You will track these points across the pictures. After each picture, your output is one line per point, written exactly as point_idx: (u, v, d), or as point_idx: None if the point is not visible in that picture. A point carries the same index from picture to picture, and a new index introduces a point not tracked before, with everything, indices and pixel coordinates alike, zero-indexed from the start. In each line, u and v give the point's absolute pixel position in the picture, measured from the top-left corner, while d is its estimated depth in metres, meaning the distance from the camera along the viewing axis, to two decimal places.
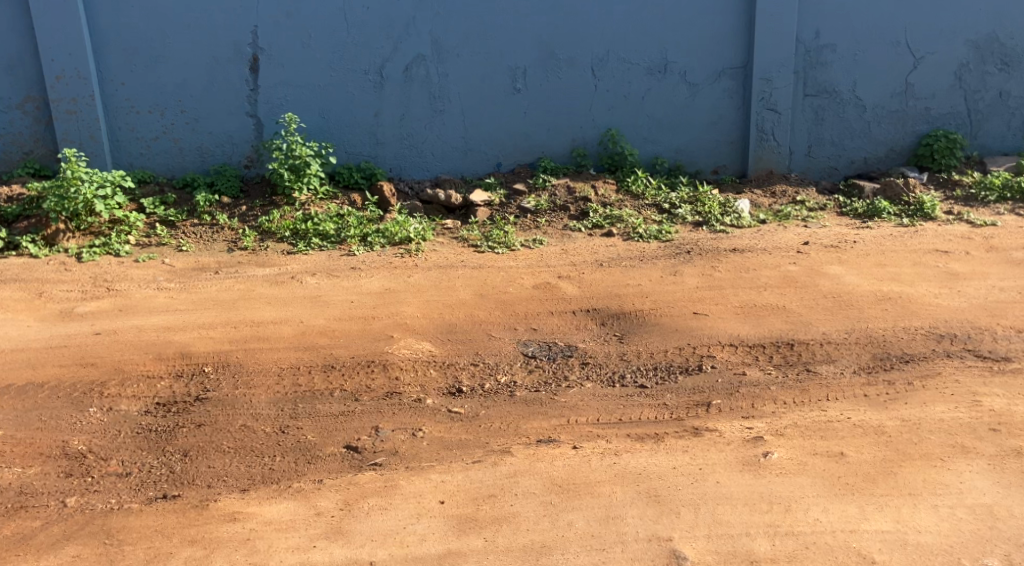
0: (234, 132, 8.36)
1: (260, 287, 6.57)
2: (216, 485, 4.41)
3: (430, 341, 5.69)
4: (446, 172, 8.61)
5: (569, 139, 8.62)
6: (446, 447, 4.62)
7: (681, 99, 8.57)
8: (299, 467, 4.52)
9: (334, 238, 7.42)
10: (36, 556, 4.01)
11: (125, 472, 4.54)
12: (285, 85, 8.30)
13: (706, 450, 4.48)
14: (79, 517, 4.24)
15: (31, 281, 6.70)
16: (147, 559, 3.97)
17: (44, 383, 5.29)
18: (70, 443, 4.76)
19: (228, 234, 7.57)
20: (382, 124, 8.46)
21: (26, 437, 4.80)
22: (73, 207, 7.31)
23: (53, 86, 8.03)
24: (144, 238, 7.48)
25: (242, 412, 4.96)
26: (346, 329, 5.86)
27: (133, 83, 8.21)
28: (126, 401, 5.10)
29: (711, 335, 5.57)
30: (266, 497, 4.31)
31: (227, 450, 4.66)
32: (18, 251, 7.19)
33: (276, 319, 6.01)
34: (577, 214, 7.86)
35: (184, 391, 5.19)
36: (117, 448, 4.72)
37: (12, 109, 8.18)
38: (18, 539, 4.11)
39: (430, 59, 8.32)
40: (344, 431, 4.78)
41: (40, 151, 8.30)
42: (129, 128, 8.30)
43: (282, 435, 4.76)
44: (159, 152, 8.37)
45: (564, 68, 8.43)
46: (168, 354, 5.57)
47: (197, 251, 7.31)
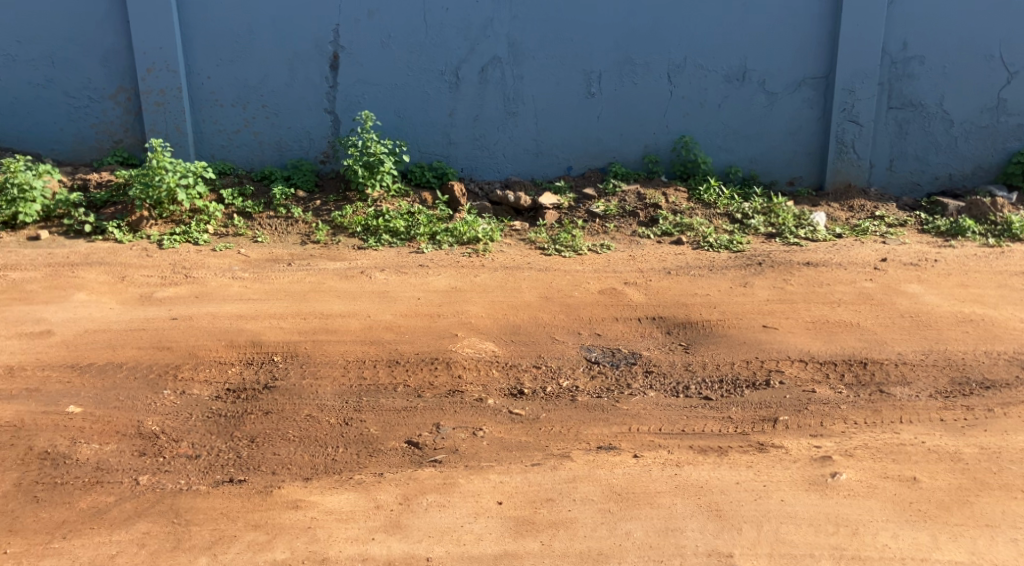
0: (312, 128, 8.50)
1: (330, 280, 6.66)
2: (280, 472, 4.49)
3: (493, 342, 5.69)
4: (517, 174, 8.63)
5: (642, 145, 8.57)
6: (505, 448, 4.63)
7: (759, 108, 8.45)
8: (360, 459, 4.58)
9: (403, 235, 7.50)
10: (108, 531, 4.11)
11: (195, 454, 4.64)
12: (362, 82, 8.40)
13: (771, 467, 4.40)
14: (150, 495, 4.34)
15: (116, 265, 6.90)
16: (213, 541, 4.05)
17: (122, 363, 5.44)
18: (144, 423, 4.88)
19: (302, 227, 7.70)
20: (454, 124, 8.52)
21: (104, 415, 4.94)
22: (157, 195, 7.49)
23: (144, 78, 8.25)
24: (222, 229, 7.64)
25: (307, 402, 5.04)
26: (411, 325, 5.91)
27: (219, 77, 8.39)
28: (197, 386, 5.22)
29: (781, 350, 5.47)
30: (328, 487, 4.37)
31: (292, 438, 4.73)
32: (104, 236, 7.40)
33: (344, 313, 6.09)
34: (646, 221, 7.80)
35: (253, 378, 5.29)
36: (188, 429, 4.83)
37: (104, 99, 8.42)
38: (93, 513, 4.23)
39: (506, 61, 8.35)
40: (406, 426, 4.82)
41: (128, 140, 8.53)
42: (213, 121, 8.49)
43: (345, 427, 4.83)
44: (240, 145, 8.54)
45: (639, 72, 8.38)
46: (240, 342, 5.68)
47: (272, 243, 7.45)
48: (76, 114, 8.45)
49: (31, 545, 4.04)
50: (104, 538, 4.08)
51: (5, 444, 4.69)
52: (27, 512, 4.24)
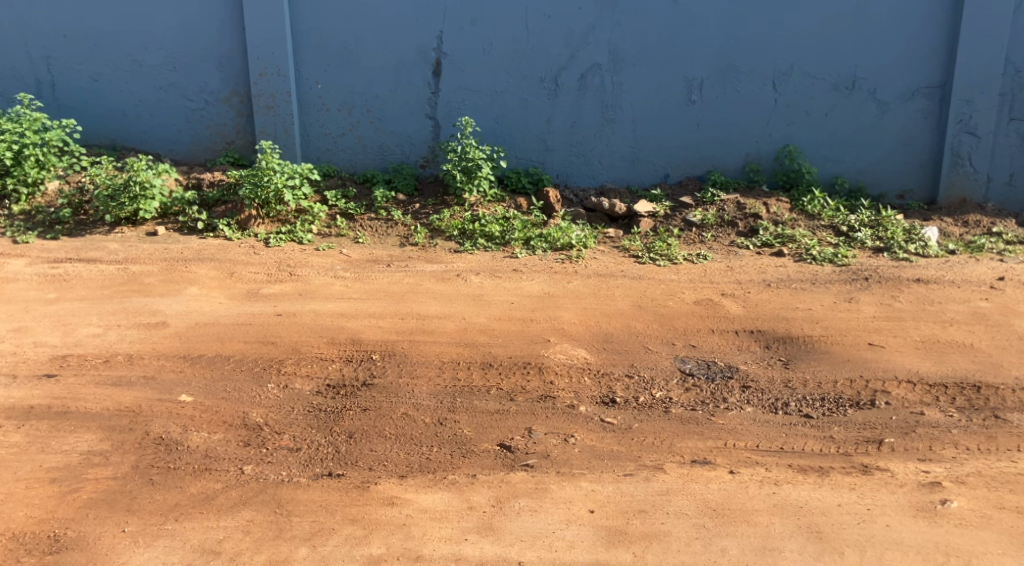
0: (413, 132, 8.64)
1: (426, 282, 6.76)
2: (377, 468, 4.57)
3: (586, 349, 5.69)
4: (613, 181, 8.61)
5: (744, 153, 8.46)
6: (598, 457, 4.62)
7: (868, 117, 8.25)
8: (453, 460, 4.63)
9: (498, 239, 7.56)
10: (216, 516, 4.25)
11: (296, 447, 4.76)
12: (463, 89, 8.49)
13: (875, 490, 4.28)
14: (254, 485, 4.47)
15: (225, 261, 7.14)
16: (312, 532, 4.14)
17: (229, 355, 5.62)
18: (249, 415, 5.03)
19: (401, 229, 7.83)
20: (552, 131, 8.54)
21: (213, 405, 5.11)
22: (265, 195, 7.73)
23: (256, 83, 8.50)
24: (325, 229, 7.83)
25: (403, 400, 5.12)
26: (505, 329, 5.94)
27: (326, 82, 8.58)
28: (299, 380, 5.35)
29: (888, 369, 5.32)
30: (423, 485, 4.43)
31: (389, 436, 4.82)
32: (215, 233, 7.69)
33: (440, 314, 6.16)
34: (746, 231, 7.69)
35: (353, 375, 5.40)
36: (290, 423, 4.95)
37: (219, 102, 8.71)
38: (203, 498, 4.38)
39: (606, 68, 8.34)
40: (498, 430, 4.86)
41: (240, 142, 8.82)
42: (319, 124, 8.70)
43: (440, 426, 4.89)
44: (344, 149, 8.73)
45: (743, 80, 8.27)
46: (341, 339, 5.81)
47: (372, 244, 7.61)
48: (193, 116, 8.76)
49: (146, 525, 4.21)
50: (212, 523, 4.22)
51: (123, 428, 4.90)
52: (142, 493, 4.41)
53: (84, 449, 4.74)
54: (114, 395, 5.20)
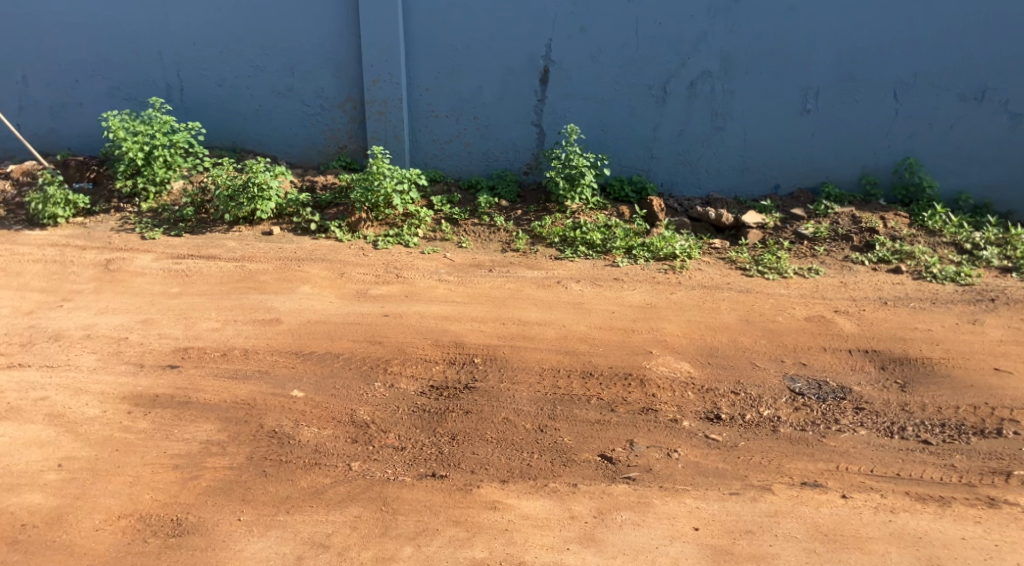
0: (518, 139, 8.68)
1: (528, 288, 6.75)
2: (479, 472, 4.61)
3: (689, 362, 5.58)
4: (719, 191, 8.48)
5: (860, 165, 8.22)
6: (702, 474, 4.55)
7: (997, 130, 7.91)
8: (555, 468, 4.63)
9: (599, 247, 7.49)
10: (325, 511, 4.38)
11: (400, 446, 4.81)
12: (570, 97, 8.48)
13: (1001, 525, 4.18)
14: (361, 482, 4.56)
15: (335, 261, 7.29)
16: (417, 533, 4.25)
17: (338, 353, 5.72)
18: (357, 412, 5.10)
19: (504, 235, 7.85)
20: (659, 139, 8.45)
21: (322, 401, 5.20)
22: (374, 199, 7.89)
23: (369, 89, 8.66)
24: (431, 233, 7.90)
25: (504, 405, 5.12)
26: (607, 339, 5.89)
27: (436, 89, 8.67)
28: (405, 380, 5.40)
29: (1015, 398, 5.07)
30: (524, 492, 4.47)
31: (490, 440, 4.84)
32: (326, 234, 7.86)
33: (541, 321, 6.14)
34: (861, 245, 7.43)
35: (455, 377, 5.43)
36: (396, 422, 5.00)
37: (333, 108, 8.91)
38: (313, 492, 4.50)
39: (717, 76, 8.19)
40: (600, 440, 4.82)
41: (351, 147, 9.03)
42: (427, 131, 8.81)
43: (540, 434, 4.88)
44: (451, 155, 8.84)
45: (862, 89, 8.02)
46: (444, 341, 5.84)
47: (475, 249, 7.64)
48: (309, 121, 9.00)
49: (261, 515, 4.37)
50: (321, 517, 4.35)
51: (239, 420, 5.04)
52: (256, 484, 4.55)
53: (203, 438, 4.90)
54: (231, 388, 5.35)
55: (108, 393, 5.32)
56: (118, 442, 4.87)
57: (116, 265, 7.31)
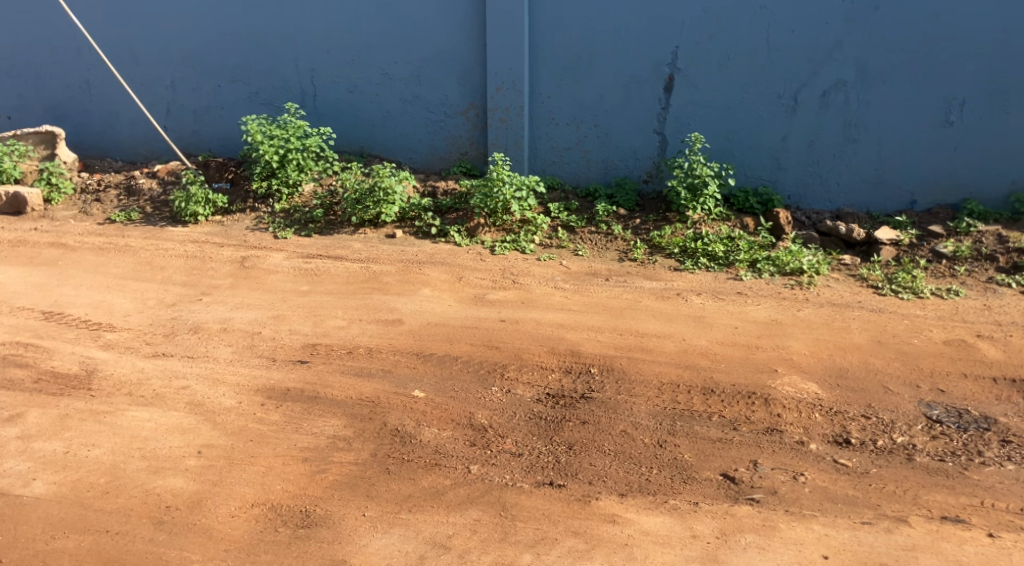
0: (639, 148, 8.58)
1: (646, 299, 6.65)
2: (596, 484, 4.55)
3: (817, 384, 5.37)
4: (851, 206, 8.17)
5: (1008, 181, 7.80)
6: (831, 500, 4.40)
7: None
8: (674, 484, 4.53)
9: (721, 260, 7.33)
10: (445, 512, 4.41)
11: (518, 452, 4.80)
12: (695, 105, 8.33)
13: None
14: (480, 485, 4.57)
15: (455, 266, 7.36)
16: (535, 541, 4.24)
17: (457, 356, 5.76)
18: (475, 415, 5.12)
19: (621, 244, 7.79)
20: (787, 150, 8.21)
21: (442, 403, 5.24)
22: (493, 205, 7.93)
23: (492, 96, 8.71)
24: (547, 240, 7.90)
25: (623, 417, 5.04)
26: (729, 355, 5.73)
27: (558, 96, 8.66)
28: (522, 387, 5.39)
29: None
30: (644, 507, 4.39)
31: (608, 452, 4.77)
32: (445, 238, 7.96)
33: (660, 333, 6.04)
34: (1006, 267, 7.04)
35: (572, 387, 5.38)
36: (513, 428, 5.00)
37: (456, 115, 9.02)
38: (433, 492, 4.53)
39: (852, 85, 7.91)
40: (722, 459, 4.70)
41: (472, 153, 9.11)
42: (547, 138, 8.80)
43: (660, 449, 4.79)
44: (570, 162, 8.81)
45: (1013, 101, 7.63)
46: (561, 350, 5.81)
47: (591, 257, 7.60)
48: (432, 128, 9.13)
49: (384, 512, 4.42)
50: (441, 518, 4.38)
51: (363, 417, 5.13)
52: (380, 481, 4.62)
53: (330, 433, 5.00)
54: (356, 385, 5.45)
55: (243, 385, 5.50)
56: (252, 432, 5.02)
57: (249, 262, 7.58)
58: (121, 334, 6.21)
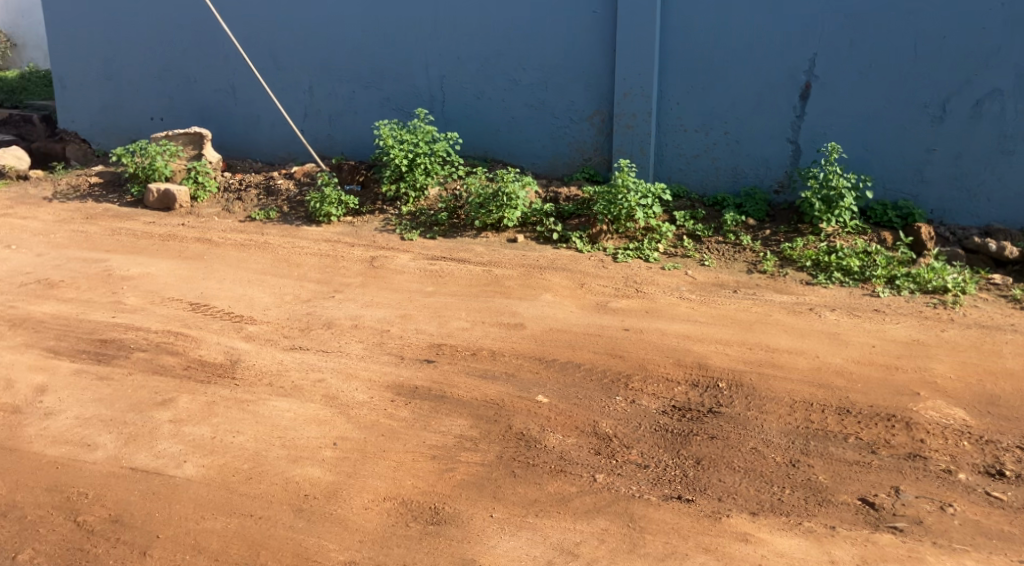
0: (771, 157, 8.37)
1: (777, 313, 6.48)
2: (726, 500, 4.45)
3: (964, 410, 5.12)
4: (1001, 222, 7.78)
5: None
6: (983, 535, 4.19)
7: None
8: (809, 507, 4.39)
9: (857, 275, 7.07)
10: (572, 519, 4.38)
11: (644, 464, 4.74)
12: (833, 113, 8.07)
13: None
14: (606, 495, 4.53)
15: (577, 272, 7.34)
16: (664, 554, 4.16)
17: (581, 364, 5.74)
18: (599, 424, 5.09)
19: (750, 255, 7.60)
20: (932, 161, 7.87)
21: (567, 409, 5.23)
22: (617, 212, 7.89)
23: (619, 102, 8.66)
24: (672, 248, 7.81)
25: (753, 434, 4.94)
26: (866, 375, 5.52)
27: (688, 103, 8.54)
28: (646, 398, 5.33)
29: None
30: (778, 527, 4.27)
31: (738, 468, 4.67)
32: (567, 244, 7.96)
33: (792, 349, 5.87)
34: None
35: (698, 400, 5.29)
36: (638, 438, 4.95)
37: (582, 120, 8.99)
38: (559, 498, 4.52)
39: (1008, 95, 7.52)
40: (861, 483, 4.53)
41: (596, 159, 9.05)
42: (675, 144, 8.69)
43: (792, 469, 4.65)
44: (697, 170, 8.66)
45: None
46: (687, 362, 5.72)
47: (718, 268, 7.45)
48: (557, 133, 9.13)
49: (511, 514, 4.42)
50: (568, 524, 4.35)
51: (489, 418, 5.17)
52: (507, 484, 4.62)
53: (457, 433, 5.06)
54: (481, 387, 5.50)
55: (374, 381, 5.62)
56: (383, 427, 5.13)
57: (378, 262, 7.75)
58: (261, 327, 6.45)
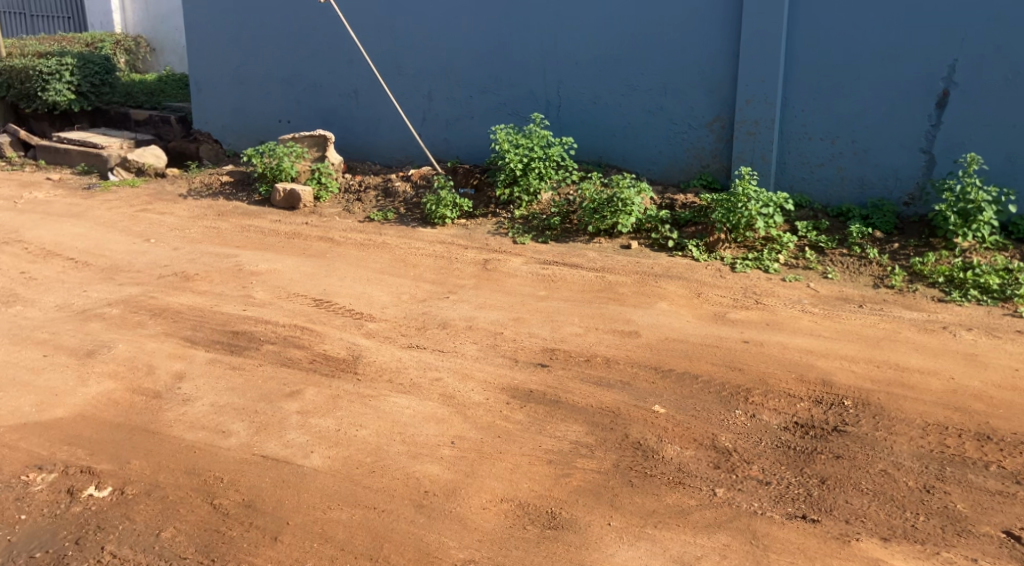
0: (902, 167, 8.06)
1: (907, 331, 6.24)
2: (855, 523, 4.31)
3: None
4: None
5: None
6: None
7: None
8: (946, 536, 4.22)
9: (997, 293, 6.75)
10: (692, 532, 4.32)
11: (765, 480, 4.64)
12: (972, 123, 7.70)
13: None
14: (727, 510, 4.45)
15: (693, 281, 7.25)
16: None
17: (698, 375, 5.66)
18: (718, 437, 5.00)
19: (876, 269, 7.34)
20: None
21: (684, 421, 5.16)
22: (735, 220, 7.75)
23: (741, 108, 8.52)
24: (793, 260, 7.61)
25: (883, 456, 4.78)
26: (1006, 400, 5.27)
27: (814, 110, 8.32)
28: (767, 413, 5.21)
29: None
30: (912, 555, 4.11)
31: (866, 491, 4.52)
32: (683, 252, 7.86)
33: (923, 369, 5.65)
34: None
35: (823, 417, 5.15)
36: (759, 454, 4.85)
37: (701, 127, 8.85)
38: (678, 510, 4.46)
39: None
40: (1004, 514, 4.33)
41: (714, 166, 8.89)
42: (798, 153, 8.47)
43: (926, 494, 4.48)
44: (822, 179, 8.43)
45: None
46: (810, 378, 5.57)
47: (842, 281, 7.23)
48: (674, 139, 9.02)
49: (629, 524, 4.38)
50: (688, 538, 4.29)
51: (605, 426, 5.15)
52: (624, 493, 4.59)
53: (573, 438, 5.06)
54: (596, 393, 5.49)
55: (490, 382, 5.68)
56: (500, 429, 5.17)
57: (491, 265, 7.83)
58: (380, 324, 6.59)
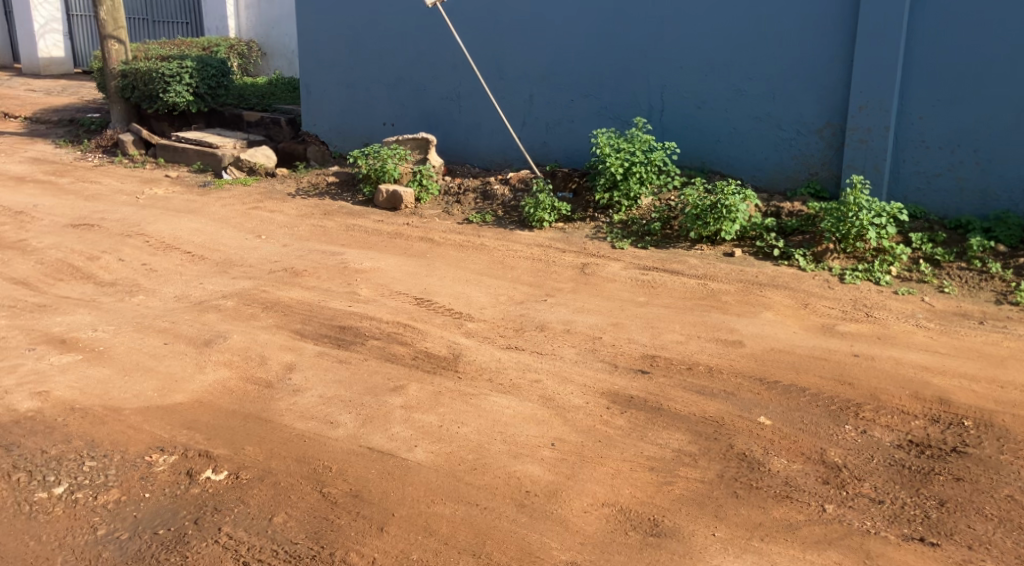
0: None
1: None
2: (978, 549, 4.14)
3: None
4: None
5: None
6: None
7: None
8: None
9: None
10: (802, 547, 4.20)
11: (878, 499, 4.50)
12: None
13: None
14: (838, 527, 4.32)
15: (800, 291, 7.08)
16: None
17: (805, 388, 5.53)
18: (827, 452, 4.87)
19: (998, 284, 7.05)
20: None
21: (792, 434, 5.05)
22: (845, 230, 7.53)
23: (854, 115, 8.29)
24: (906, 272, 7.37)
25: (1007, 481, 4.58)
26: None
27: (932, 117, 8.03)
28: (879, 429, 5.05)
29: None
30: None
31: (991, 516, 4.33)
32: (789, 262, 7.68)
33: None
34: None
35: (940, 437, 4.97)
36: (871, 471, 4.70)
37: (810, 133, 8.65)
38: (786, 525, 4.35)
39: None
40: None
41: (823, 174, 8.67)
42: (914, 162, 8.19)
43: None
44: (939, 189, 8.13)
45: None
46: (926, 396, 5.38)
47: (960, 296, 6.96)
48: (781, 146, 8.84)
49: (734, 536, 4.30)
50: (796, 553, 4.17)
51: (709, 436, 5.07)
52: (728, 504, 4.51)
53: (676, 447, 5.00)
54: (700, 402, 5.41)
55: (590, 386, 5.65)
56: (601, 434, 5.14)
57: (590, 269, 7.80)
58: (480, 325, 6.63)
